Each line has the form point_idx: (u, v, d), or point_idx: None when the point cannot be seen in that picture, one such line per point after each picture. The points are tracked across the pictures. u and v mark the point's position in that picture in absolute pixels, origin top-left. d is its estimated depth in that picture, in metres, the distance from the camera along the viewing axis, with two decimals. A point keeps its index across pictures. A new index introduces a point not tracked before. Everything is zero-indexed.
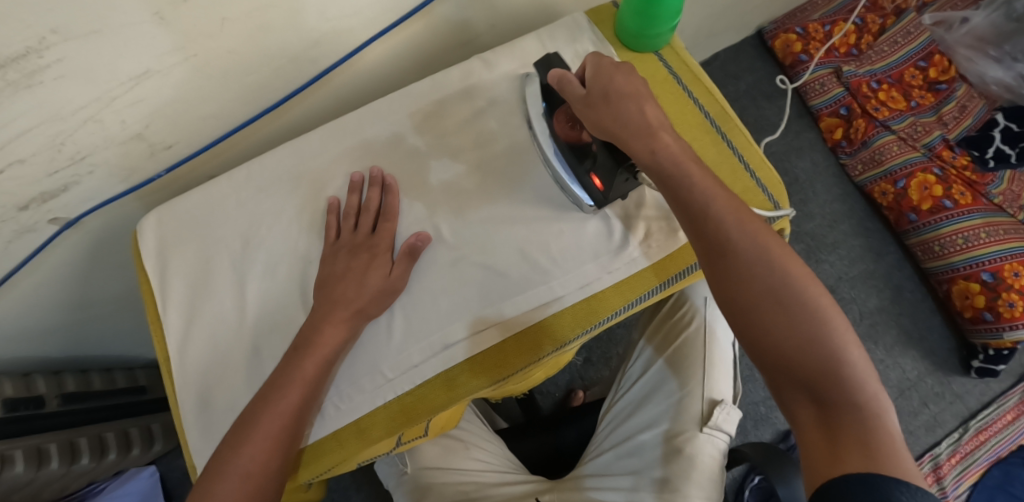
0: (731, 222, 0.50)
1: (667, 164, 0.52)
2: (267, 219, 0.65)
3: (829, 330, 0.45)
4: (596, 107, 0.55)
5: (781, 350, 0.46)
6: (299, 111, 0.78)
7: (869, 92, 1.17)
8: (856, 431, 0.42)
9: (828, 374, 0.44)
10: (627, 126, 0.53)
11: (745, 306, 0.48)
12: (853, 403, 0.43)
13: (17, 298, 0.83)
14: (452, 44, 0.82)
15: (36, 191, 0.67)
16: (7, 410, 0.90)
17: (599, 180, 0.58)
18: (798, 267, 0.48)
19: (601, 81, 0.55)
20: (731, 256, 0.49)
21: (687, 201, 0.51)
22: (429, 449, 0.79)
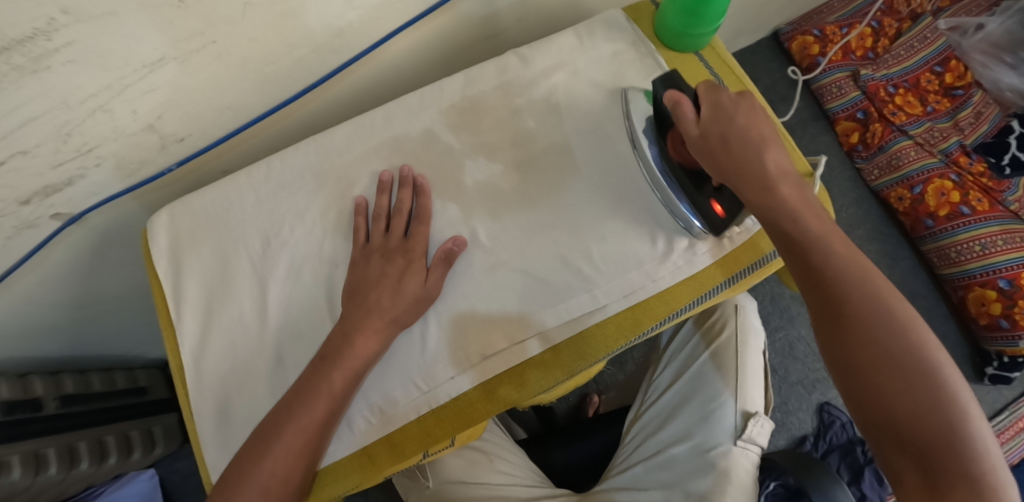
0: (847, 276, 0.49)
1: (785, 214, 0.51)
2: (289, 218, 0.62)
3: (951, 396, 0.44)
4: (716, 150, 0.53)
5: (895, 411, 0.45)
6: (319, 105, 0.75)
7: (886, 97, 1.16)
8: (970, 501, 0.42)
9: (945, 441, 0.43)
10: (756, 168, 0.52)
11: (854, 356, 0.47)
12: (969, 473, 0.43)
13: (13, 297, 0.78)
14: (477, 38, 0.79)
15: (39, 184, 0.62)
16: (5, 413, 0.86)
17: (720, 206, 0.56)
18: (921, 328, 0.47)
19: (725, 121, 0.54)
20: (847, 307, 0.48)
21: (804, 252, 0.50)
22: (452, 462, 0.77)
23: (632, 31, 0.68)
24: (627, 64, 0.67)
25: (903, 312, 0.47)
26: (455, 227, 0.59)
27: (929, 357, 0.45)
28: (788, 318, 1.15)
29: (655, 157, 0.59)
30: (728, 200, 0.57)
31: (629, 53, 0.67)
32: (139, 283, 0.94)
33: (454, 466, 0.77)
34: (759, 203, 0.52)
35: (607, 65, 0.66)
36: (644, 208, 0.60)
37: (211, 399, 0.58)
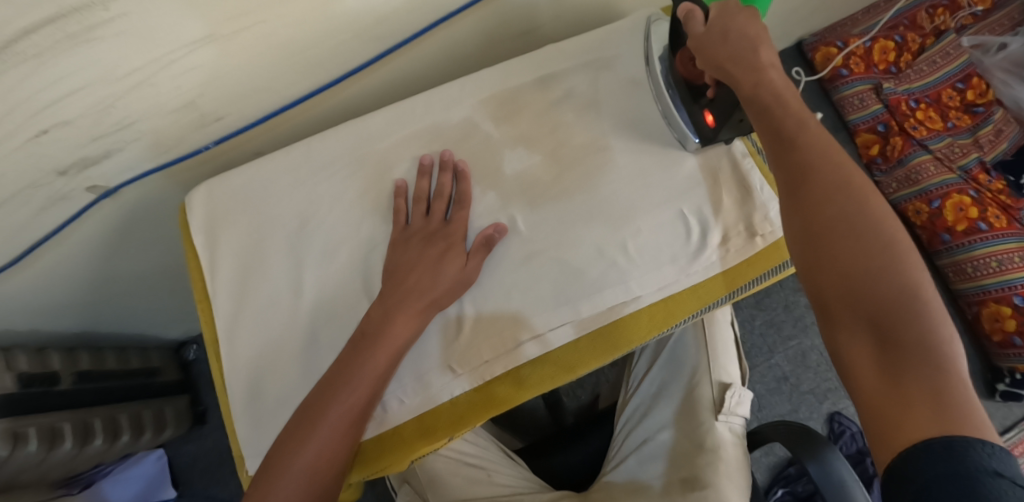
0: (819, 153, 0.49)
1: (769, 99, 0.52)
2: (326, 201, 0.62)
3: (918, 286, 0.43)
4: (714, 44, 0.55)
5: (857, 289, 0.43)
6: (354, 92, 0.75)
7: (908, 111, 1.17)
8: (924, 375, 0.39)
9: (901, 310, 0.42)
10: (741, 63, 0.53)
11: (823, 238, 0.46)
12: (927, 356, 0.40)
13: (36, 274, 0.77)
14: (513, 34, 0.80)
15: (77, 156, 0.62)
16: (23, 386, 0.86)
17: (710, 117, 0.59)
18: (896, 225, 0.45)
19: (724, 20, 0.55)
20: (817, 186, 0.47)
21: (777, 127, 0.50)
22: (453, 481, 0.72)
23: None
24: None
25: (877, 201, 0.46)
26: (492, 215, 0.60)
27: (902, 246, 0.44)
28: (801, 327, 1.16)
29: (665, 69, 0.63)
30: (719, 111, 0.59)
31: None
32: (162, 262, 0.94)
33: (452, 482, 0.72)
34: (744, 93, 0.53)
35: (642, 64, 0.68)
36: (679, 202, 0.61)
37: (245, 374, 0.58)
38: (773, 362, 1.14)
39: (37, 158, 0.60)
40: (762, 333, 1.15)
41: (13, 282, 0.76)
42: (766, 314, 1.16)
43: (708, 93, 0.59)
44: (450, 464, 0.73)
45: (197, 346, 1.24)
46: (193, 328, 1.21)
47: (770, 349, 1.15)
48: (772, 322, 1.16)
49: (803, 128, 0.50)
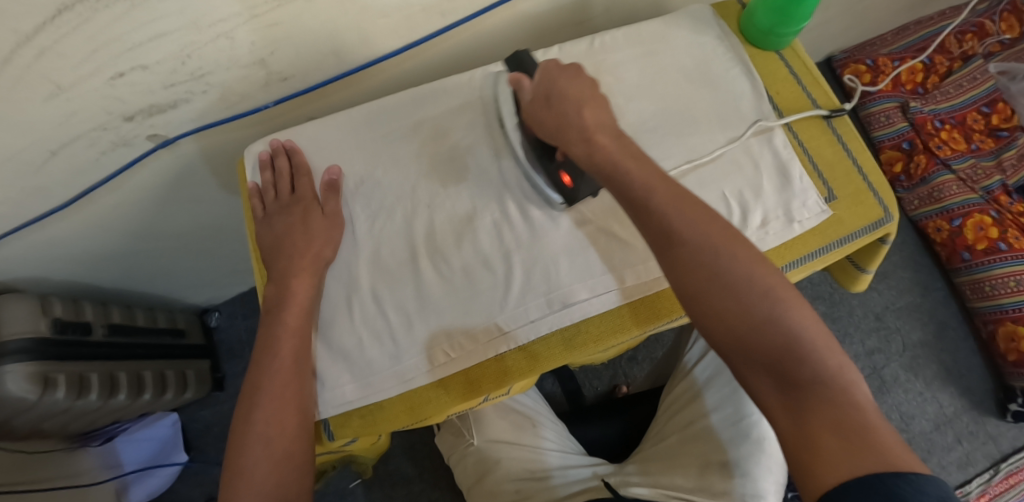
0: (675, 214, 0.50)
1: (613, 161, 0.53)
2: (384, 160, 0.64)
3: (796, 325, 0.46)
4: (541, 108, 0.57)
5: (744, 341, 0.46)
6: (410, 67, 0.78)
7: (932, 130, 1.19)
8: (827, 410, 0.43)
9: (788, 354, 0.45)
10: (571, 126, 0.55)
11: (700, 299, 0.48)
12: (822, 389, 0.44)
13: (87, 216, 0.81)
14: (564, 23, 0.82)
15: (146, 102, 0.65)
16: (57, 332, 0.88)
17: (567, 176, 0.58)
18: (765, 269, 0.48)
19: (547, 83, 0.57)
20: (681, 250, 0.49)
21: (630, 193, 0.52)
22: (498, 424, 0.79)
23: (718, 26, 0.73)
24: (713, 55, 0.71)
25: (739, 251, 0.49)
26: None
27: (767, 295, 0.47)
28: None
29: (517, 129, 0.62)
30: (572, 171, 0.58)
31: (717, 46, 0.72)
32: (201, 222, 0.97)
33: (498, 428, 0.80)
34: (580, 159, 0.54)
35: (690, 55, 0.71)
36: (720, 185, 0.65)
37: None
38: None
39: (108, 100, 0.63)
40: None
41: (61, 224, 0.79)
42: None
43: (556, 154, 0.58)
44: (500, 408, 0.81)
45: (220, 313, 1.27)
46: (217, 295, 1.25)
47: None
48: None
49: (663, 187, 0.51)
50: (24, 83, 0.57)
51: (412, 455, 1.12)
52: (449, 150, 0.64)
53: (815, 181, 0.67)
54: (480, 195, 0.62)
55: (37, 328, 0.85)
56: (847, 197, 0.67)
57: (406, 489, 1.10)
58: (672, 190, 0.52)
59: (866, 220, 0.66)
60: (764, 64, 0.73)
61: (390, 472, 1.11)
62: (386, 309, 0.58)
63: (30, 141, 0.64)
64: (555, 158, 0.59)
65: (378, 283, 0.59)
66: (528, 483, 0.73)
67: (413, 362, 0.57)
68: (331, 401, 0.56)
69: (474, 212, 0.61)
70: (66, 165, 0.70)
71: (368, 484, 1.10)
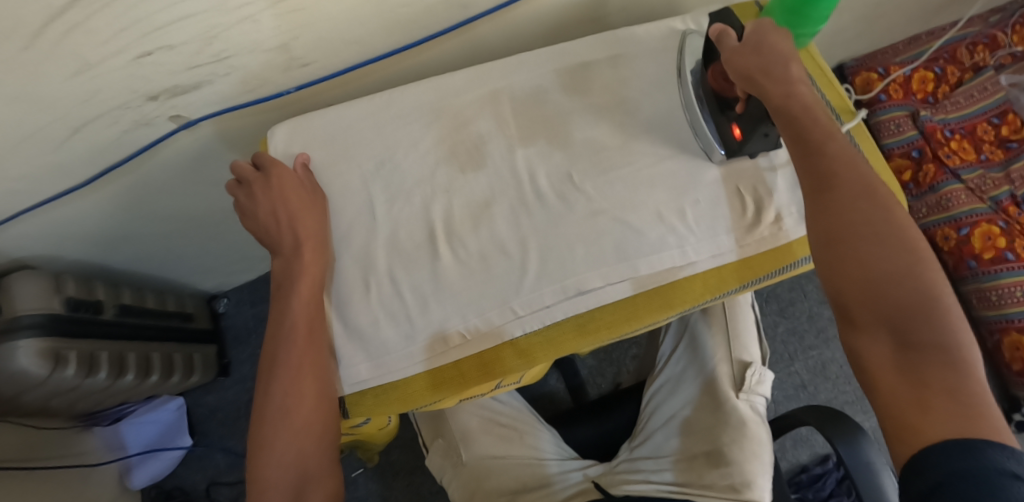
0: (843, 164, 0.52)
1: (796, 109, 0.55)
2: (402, 145, 0.65)
3: (935, 291, 0.47)
4: (747, 55, 0.57)
5: (877, 291, 0.48)
6: (429, 58, 0.79)
7: (942, 139, 1.19)
8: (941, 376, 0.44)
9: (918, 313, 0.47)
10: (776, 71, 0.56)
11: (846, 243, 0.50)
12: (941, 355, 0.45)
13: (105, 195, 0.82)
14: (581, 19, 0.83)
15: (170, 82, 0.66)
16: (70, 309, 0.89)
17: (738, 130, 0.61)
18: (918, 233, 0.50)
19: (758, 35, 0.58)
20: (836, 196, 0.52)
21: (805, 137, 0.54)
22: (484, 439, 0.76)
23: None
24: None
25: (897, 209, 0.50)
26: (560, 175, 0.63)
27: (915, 252, 0.48)
28: (823, 339, 1.16)
29: (695, 82, 0.65)
30: (745, 126, 0.61)
31: None
32: (215, 207, 0.98)
33: (486, 441, 0.77)
34: (774, 101, 0.56)
35: None
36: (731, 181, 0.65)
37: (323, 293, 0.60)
38: (793, 370, 1.15)
39: (134, 78, 0.64)
40: (783, 341, 1.16)
41: (80, 202, 0.80)
42: (790, 322, 1.17)
43: (737, 106, 0.61)
44: (483, 422, 0.78)
45: (228, 300, 1.28)
46: (226, 282, 1.26)
47: (791, 356, 1.16)
48: (795, 331, 1.17)
49: (837, 142, 0.54)
50: (52, 58, 0.58)
51: (413, 446, 1.12)
52: (467, 138, 0.65)
53: None
54: (497, 182, 0.63)
55: (51, 305, 0.86)
56: None
57: (407, 480, 1.10)
58: (841, 147, 0.54)
59: None
60: None
61: (391, 463, 1.11)
62: (403, 291, 0.59)
63: (54, 117, 0.65)
64: (735, 110, 0.61)
65: (395, 265, 0.60)
66: (521, 493, 0.73)
67: (430, 342, 0.58)
68: (348, 378, 0.58)
69: (491, 199, 0.62)
70: (88, 142, 0.71)
71: (370, 473, 1.10)
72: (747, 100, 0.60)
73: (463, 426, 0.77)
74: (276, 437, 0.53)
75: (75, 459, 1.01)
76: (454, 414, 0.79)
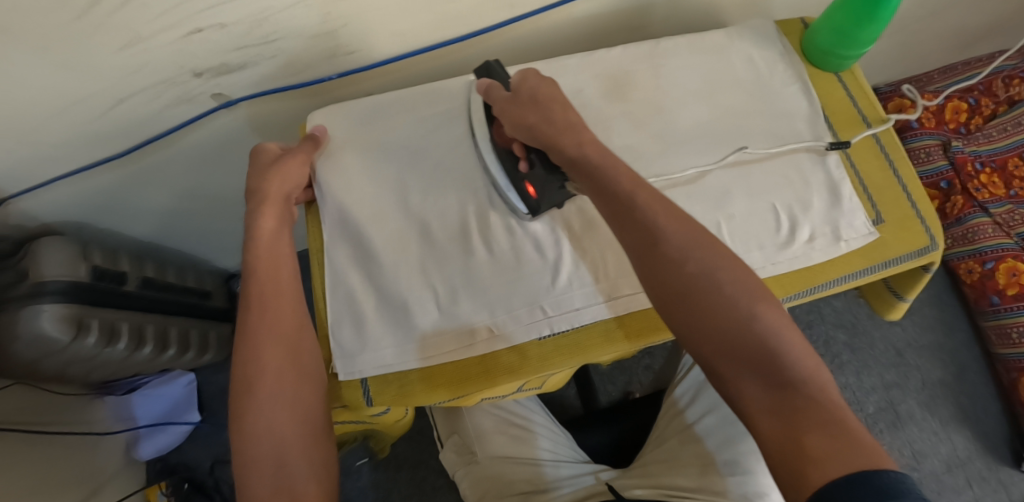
0: (660, 213, 0.51)
1: (591, 161, 0.55)
2: (442, 138, 0.65)
3: (773, 327, 0.46)
4: (523, 106, 0.58)
5: (730, 340, 0.46)
6: (468, 54, 0.79)
7: (972, 171, 1.18)
8: (813, 410, 0.43)
9: (768, 356, 0.45)
10: (551, 124, 0.56)
11: (683, 294, 0.48)
12: (805, 389, 0.44)
13: (138, 168, 0.83)
14: (623, 27, 0.83)
15: (217, 60, 0.67)
16: (95, 277, 0.90)
17: (532, 186, 0.59)
18: (742, 273, 0.49)
19: (529, 86, 0.59)
20: (663, 249, 0.50)
21: (613, 192, 0.52)
22: (497, 439, 0.77)
23: (780, 43, 0.74)
24: (774, 71, 0.72)
25: (719, 254, 0.50)
26: None
27: (747, 293, 0.48)
28: (837, 363, 1.16)
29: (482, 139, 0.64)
30: (540, 181, 0.59)
31: (780, 64, 0.72)
32: (242, 188, 0.98)
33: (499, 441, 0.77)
34: (566, 152, 0.55)
35: (746, 70, 0.71)
36: (770, 196, 0.66)
37: (358, 279, 0.61)
38: None
39: (182, 54, 0.65)
40: None
41: (113, 172, 0.82)
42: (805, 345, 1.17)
43: (523, 165, 0.60)
44: (499, 422, 0.79)
45: None
46: None
47: None
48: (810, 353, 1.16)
49: (640, 189, 0.53)
50: (105, 28, 0.59)
51: (419, 440, 1.12)
52: None
53: (864, 202, 0.68)
54: None
55: (76, 272, 0.87)
56: (894, 222, 0.67)
57: (411, 473, 1.11)
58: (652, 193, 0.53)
59: (912, 247, 0.66)
60: (823, 84, 0.73)
61: (397, 454, 1.12)
62: (434, 283, 0.59)
63: (100, 87, 0.66)
64: (519, 169, 0.60)
65: (427, 256, 0.60)
66: (533, 493, 0.71)
67: (456, 335, 0.58)
68: (374, 366, 0.58)
69: None
70: (129, 114, 0.72)
71: (375, 463, 1.11)
72: (529, 158, 0.59)
73: (479, 426, 0.78)
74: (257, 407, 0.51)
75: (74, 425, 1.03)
76: (471, 413, 0.80)
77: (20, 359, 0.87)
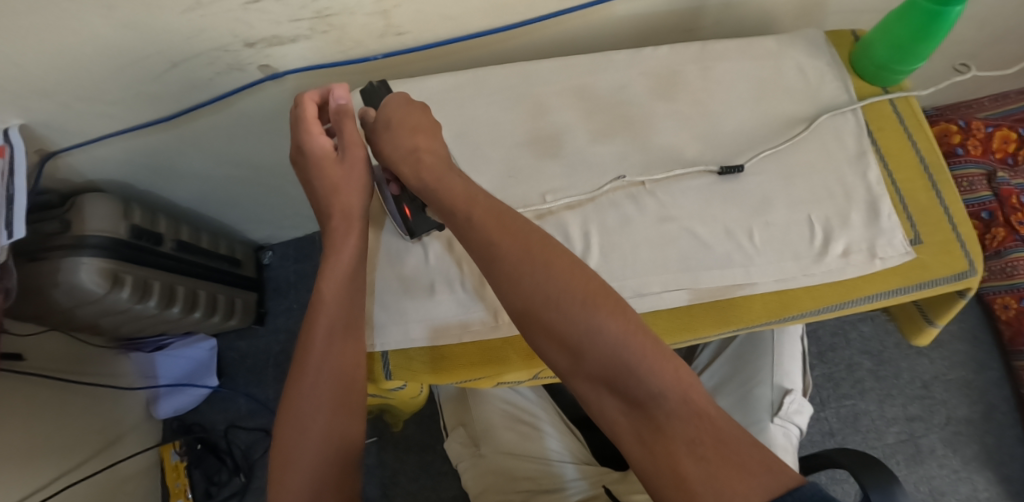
0: (495, 230, 0.52)
1: (431, 186, 0.56)
2: (483, 124, 0.66)
3: (617, 337, 0.48)
4: (380, 135, 0.59)
5: (581, 362, 0.48)
6: (512, 45, 0.79)
7: (1017, 205, 1.13)
8: (670, 423, 0.45)
9: (618, 372, 0.47)
10: (393, 151, 0.57)
11: (530, 316, 0.50)
12: (662, 403, 0.46)
13: (183, 132, 0.85)
14: (672, 28, 0.82)
15: (271, 32, 0.68)
16: (133, 235, 0.92)
17: (405, 210, 0.60)
18: (578, 279, 0.50)
19: (386, 112, 0.59)
20: (506, 270, 0.51)
21: (454, 217, 0.54)
22: (506, 435, 0.78)
23: (831, 53, 0.72)
24: (818, 80, 0.71)
25: (555, 268, 0.51)
26: (631, 175, 0.64)
27: (586, 312, 0.49)
28: (858, 389, 1.13)
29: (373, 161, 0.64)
30: (412, 204, 0.60)
31: (831, 75, 0.71)
32: (280, 160, 1.00)
33: (506, 437, 0.78)
34: (409, 180, 0.57)
35: (793, 78, 0.71)
36: (809, 208, 0.65)
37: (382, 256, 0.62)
38: (822, 416, 1.12)
39: (237, 23, 0.66)
40: (817, 385, 1.13)
41: (160, 134, 0.84)
42: (827, 367, 1.14)
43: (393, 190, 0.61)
44: (506, 418, 0.79)
45: (273, 253, 1.32)
46: (274, 235, 1.29)
47: (822, 402, 1.13)
48: (831, 376, 1.14)
49: (482, 210, 0.53)
50: None
51: (429, 424, 1.13)
52: (547, 127, 0.66)
53: (902, 221, 0.67)
54: (572, 176, 0.64)
55: (116, 229, 0.89)
56: (934, 244, 0.66)
57: (418, 456, 1.12)
58: (491, 205, 0.54)
59: (951, 270, 0.65)
60: (872, 98, 0.72)
61: (406, 437, 1.13)
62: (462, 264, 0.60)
63: (156, 49, 0.68)
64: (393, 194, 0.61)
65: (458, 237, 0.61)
66: (535, 494, 0.72)
67: (480, 316, 0.58)
68: (398, 338, 0.59)
69: (563, 189, 0.63)
70: (181, 78, 0.74)
71: (384, 443, 1.12)
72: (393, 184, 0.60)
73: (488, 422, 0.79)
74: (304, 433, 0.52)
75: (95, 378, 1.06)
76: (479, 406, 0.81)
77: (57, 307, 0.90)
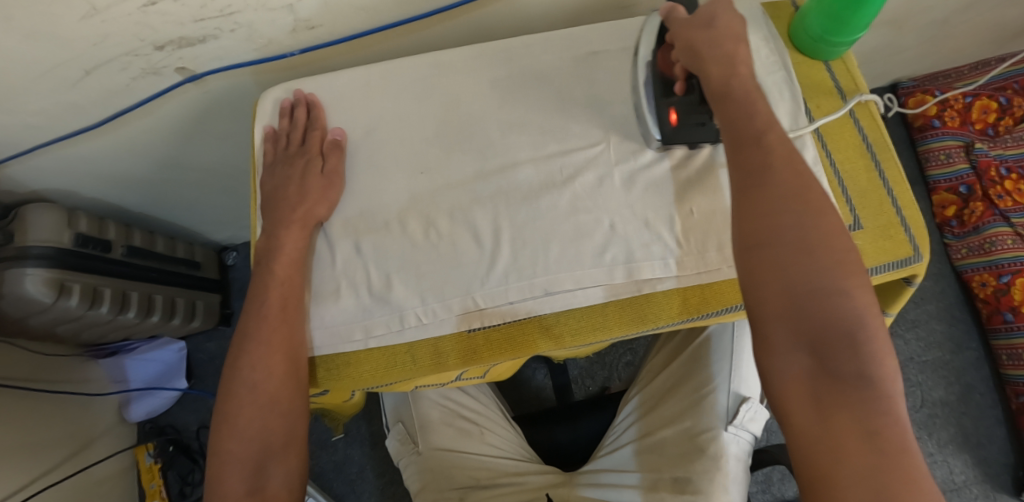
0: (775, 157, 0.51)
1: (738, 94, 0.53)
2: (390, 119, 0.64)
3: (858, 309, 0.46)
4: (698, 28, 0.55)
5: (801, 312, 0.46)
6: (439, 28, 0.76)
7: (995, 177, 1.08)
8: (863, 412, 0.43)
9: (847, 339, 0.45)
10: (712, 49, 0.54)
11: (764, 249, 0.48)
12: (867, 388, 0.44)
13: (116, 137, 0.83)
14: (607, 6, 0.79)
15: (177, 34, 0.66)
16: (78, 244, 0.91)
17: (674, 115, 0.58)
18: (842, 241, 0.48)
19: (713, 7, 0.56)
20: (765, 195, 0.50)
21: (738, 133, 0.52)
22: (441, 431, 0.77)
23: (765, 27, 0.69)
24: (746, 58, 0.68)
25: (831, 217, 0.49)
26: (547, 167, 0.61)
27: (842, 269, 0.47)
28: None
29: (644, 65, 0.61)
30: (682, 109, 0.58)
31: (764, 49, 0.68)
32: (226, 159, 0.98)
33: (444, 433, 0.77)
34: (711, 84, 0.54)
35: None
36: None
37: None
38: None
39: (140, 26, 0.64)
40: None
41: (92, 142, 0.83)
42: None
43: (677, 88, 0.58)
44: (444, 414, 0.78)
45: (237, 254, 1.33)
46: (237, 236, 1.29)
47: None
48: None
49: (772, 135, 0.52)
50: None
51: None
52: (458, 118, 0.64)
53: (841, 204, 0.63)
54: (484, 170, 0.62)
55: (61, 238, 0.88)
56: (876, 229, 0.63)
57: (382, 451, 1.11)
58: (780, 138, 0.52)
59: (893, 256, 0.62)
60: (808, 73, 0.69)
61: (370, 433, 1.12)
62: (368, 267, 0.59)
63: (65, 57, 0.67)
64: (674, 92, 0.58)
65: (363, 238, 0.60)
66: (472, 490, 0.72)
67: (385, 320, 0.58)
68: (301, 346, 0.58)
69: (473, 181, 0.61)
70: (100, 85, 0.72)
71: (350, 440, 1.12)
72: (686, 82, 0.57)
73: (424, 418, 0.78)
74: (243, 410, 0.53)
75: (65, 386, 1.07)
76: (416, 403, 0.79)
77: (9, 317, 0.90)
